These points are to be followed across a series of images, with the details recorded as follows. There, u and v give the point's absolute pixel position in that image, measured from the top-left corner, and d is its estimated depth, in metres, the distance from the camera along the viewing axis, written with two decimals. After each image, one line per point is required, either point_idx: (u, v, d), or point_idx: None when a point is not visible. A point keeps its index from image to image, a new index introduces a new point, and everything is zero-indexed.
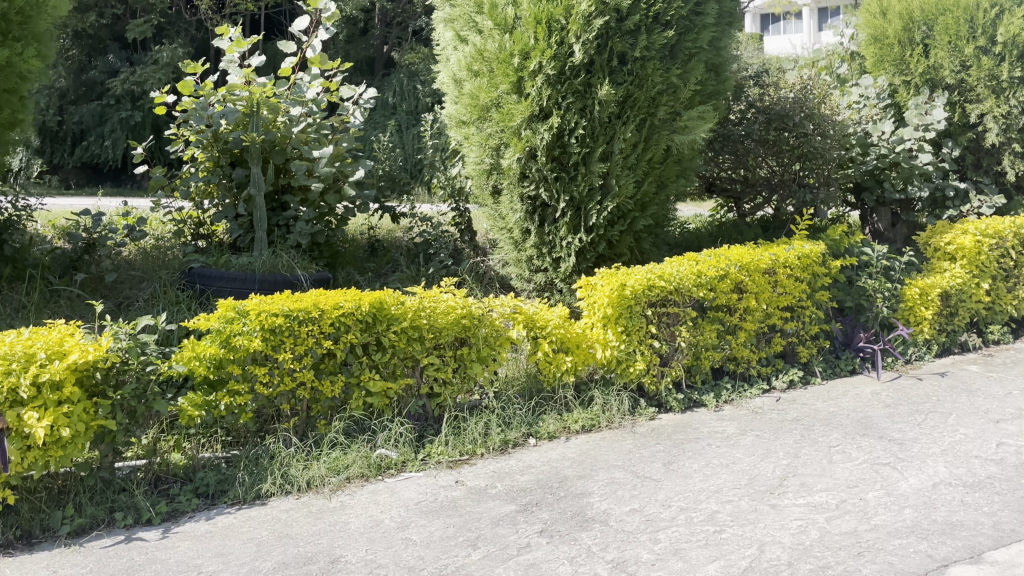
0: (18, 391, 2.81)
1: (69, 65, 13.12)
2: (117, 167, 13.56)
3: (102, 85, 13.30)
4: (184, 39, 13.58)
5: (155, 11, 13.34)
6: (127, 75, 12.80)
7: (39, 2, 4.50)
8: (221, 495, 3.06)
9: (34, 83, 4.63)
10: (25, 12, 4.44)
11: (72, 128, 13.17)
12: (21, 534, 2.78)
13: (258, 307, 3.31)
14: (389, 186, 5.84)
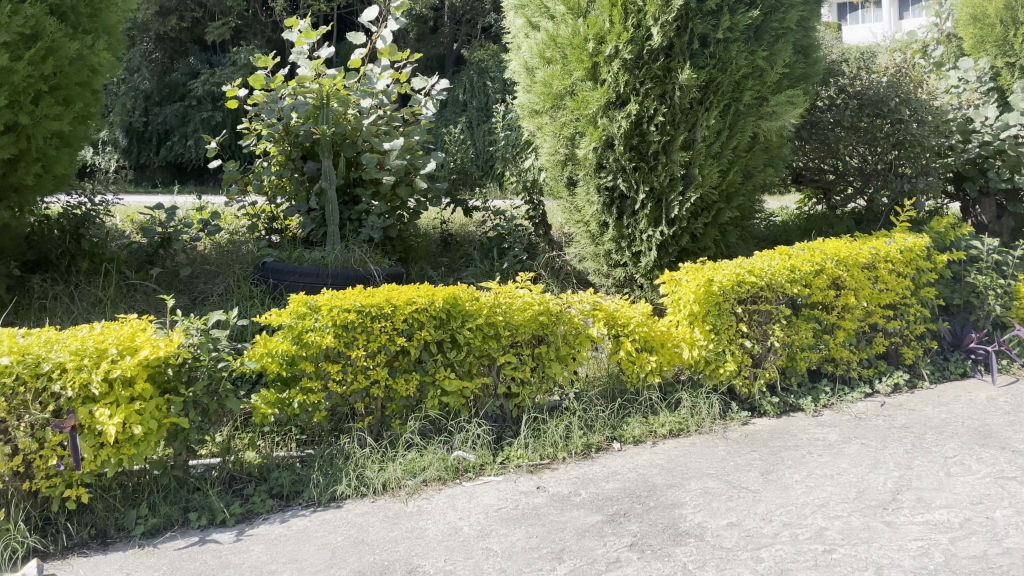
0: (90, 387, 2.76)
1: (153, 68, 13.47)
2: (198, 166, 13.85)
3: (184, 87, 13.61)
4: (261, 40, 13.81)
5: (233, 13, 13.63)
6: (207, 76, 13.08)
7: None
8: (295, 496, 2.96)
9: (107, 76, 4.68)
10: (95, 6, 4.52)
11: (156, 128, 13.49)
12: (97, 534, 2.75)
13: (330, 303, 3.24)
14: (461, 179, 5.71)
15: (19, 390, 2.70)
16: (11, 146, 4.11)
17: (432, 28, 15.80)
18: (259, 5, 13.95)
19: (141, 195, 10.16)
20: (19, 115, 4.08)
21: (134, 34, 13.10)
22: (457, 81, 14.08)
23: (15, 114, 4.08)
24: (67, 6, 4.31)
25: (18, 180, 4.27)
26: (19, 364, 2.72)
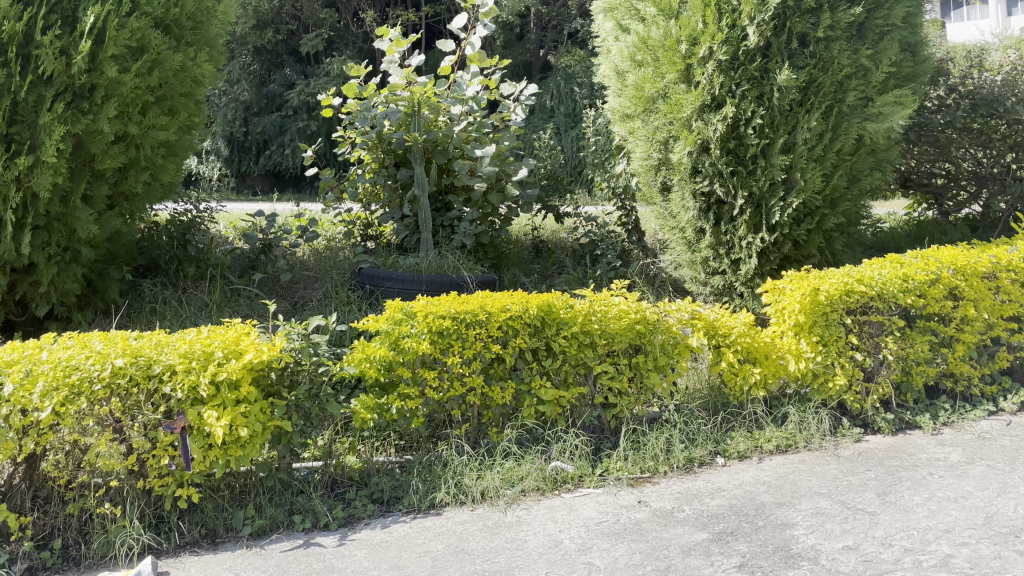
0: (198, 390, 2.83)
1: (252, 80, 13.96)
2: (295, 174, 14.27)
3: (281, 98, 14.05)
4: (352, 51, 14.16)
5: (325, 24, 14.06)
6: (302, 86, 13.48)
7: (208, 8, 4.77)
8: (395, 502, 2.97)
9: (208, 86, 4.88)
10: (196, 19, 4.71)
11: (255, 138, 13.98)
12: (206, 533, 2.82)
13: (425, 309, 3.24)
14: (551, 185, 5.66)
15: (132, 391, 2.79)
16: (121, 155, 4.29)
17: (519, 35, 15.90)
18: (350, 16, 14.34)
19: (243, 202, 10.51)
20: (129, 125, 4.24)
21: (233, 47, 13.70)
22: (544, 87, 14.10)
23: (124, 124, 4.24)
24: (171, 19, 4.48)
25: (128, 188, 4.45)
26: (132, 366, 2.80)
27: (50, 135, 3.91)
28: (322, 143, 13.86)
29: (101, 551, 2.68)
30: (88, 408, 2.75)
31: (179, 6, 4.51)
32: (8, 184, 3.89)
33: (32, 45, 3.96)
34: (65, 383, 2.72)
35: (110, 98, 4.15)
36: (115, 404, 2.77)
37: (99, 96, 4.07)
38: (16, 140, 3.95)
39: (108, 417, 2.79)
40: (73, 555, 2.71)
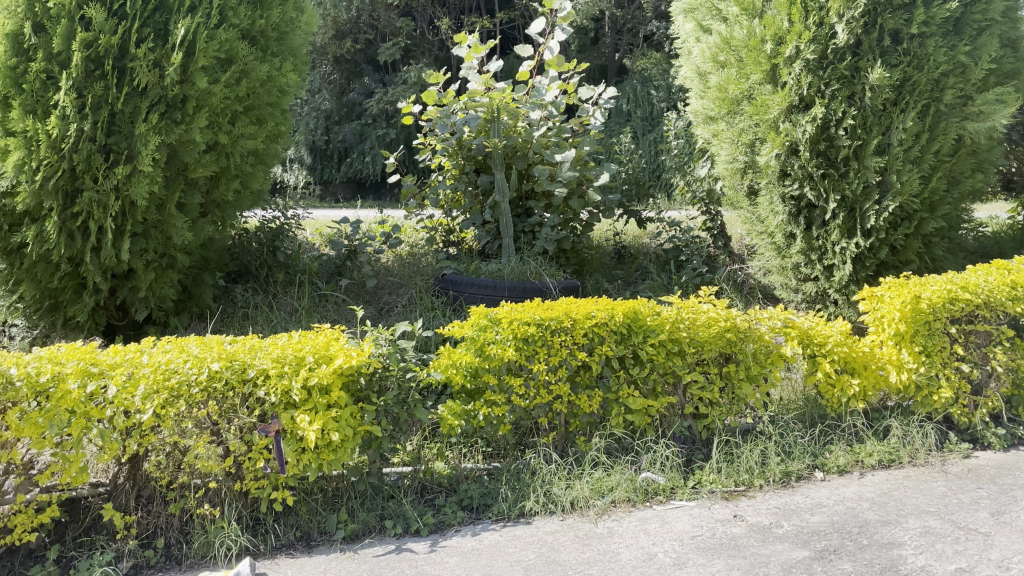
0: (291, 394, 2.87)
1: (332, 89, 14.26)
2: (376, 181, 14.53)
3: (360, 106, 14.33)
4: (429, 58, 14.37)
5: (402, 33, 14.33)
6: (380, 94, 13.71)
7: (291, 19, 4.90)
8: (484, 509, 2.96)
9: (294, 96, 4.98)
10: (281, 30, 4.85)
11: (338, 146, 14.20)
12: (301, 536, 2.86)
13: (510, 315, 3.25)
14: (633, 190, 5.57)
15: (228, 394, 2.86)
16: (213, 164, 4.42)
17: (594, 39, 15.86)
18: (426, 24, 14.59)
19: (329, 210, 10.75)
20: (219, 135, 4.37)
21: (314, 57, 14.08)
22: (620, 91, 14.00)
23: (215, 133, 4.38)
24: (258, 31, 4.62)
25: (220, 196, 4.59)
26: (227, 370, 2.87)
27: (146, 144, 4.06)
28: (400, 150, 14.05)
29: (201, 551, 2.74)
30: (187, 411, 2.83)
31: (264, 17, 4.66)
32: (108, 193, 4.08)
33: (127, 58, 4.10)
34: (164, 385, 2.79)
35: (201, 108, 4.29)
36: (212, 407, 2.84)
37: (191, 107, 4.21)
38: (114, 150, 4.11)
39: (205, 420, 2.86)
40: (175, 554, 2.78)
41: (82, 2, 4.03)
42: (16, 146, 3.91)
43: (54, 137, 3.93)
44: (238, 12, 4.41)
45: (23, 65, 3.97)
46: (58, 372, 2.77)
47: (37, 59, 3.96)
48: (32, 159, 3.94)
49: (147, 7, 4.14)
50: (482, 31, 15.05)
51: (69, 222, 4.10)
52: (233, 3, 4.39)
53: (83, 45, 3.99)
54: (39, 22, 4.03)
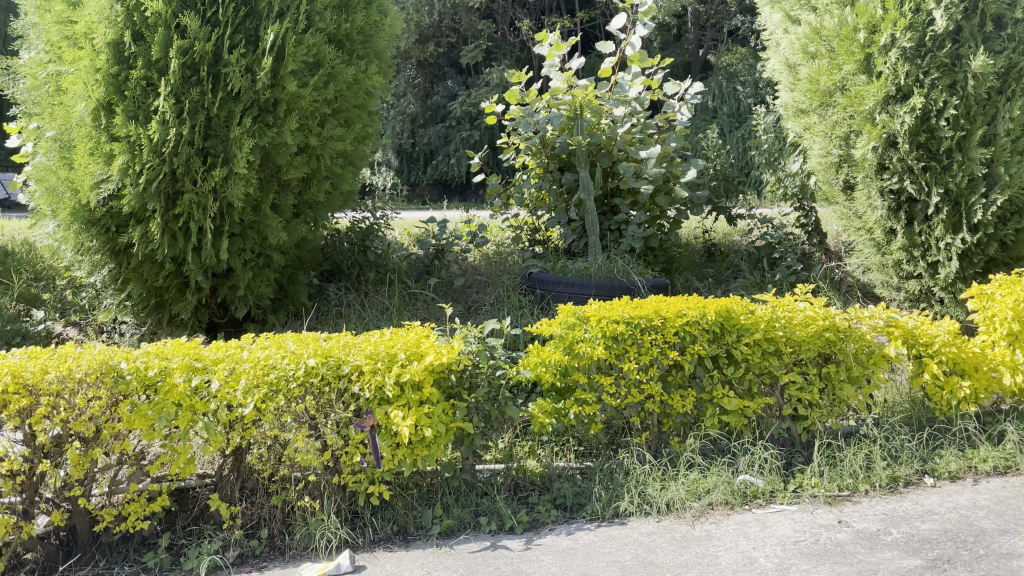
0: (384, 390, 2.92)
1: (416, 92, 14.49)
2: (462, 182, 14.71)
3: (445, 108, 14.55)
4: (511, 59, 14.84)
5: (483, 35, 14.49)
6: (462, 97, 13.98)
7: (375, 22, 4.97)
8: (578, 508, 2.95)
9: (380, 97, 5.06)
10: (366, 33, 4.92)
11: (423, 148, 14.46)
12: (398, 529, 2.91)
13: (599, 313, 3.23)
14: (722, 186, 5.46)
15: (324, 390, 2.92)
16: (304, 166, 4.54)
17: (677, 36, 15.70)
18: (507, 25, 14.72)
19: (419, 212, 10.97)
20: (309, 137, 4.48)
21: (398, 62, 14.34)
22: (706, 88, 13.80)
23: (305, 136, 4.49)
24: (343, 34, 4.71)
25: (311, 197, 4.71)
26: (323, 366, 2.93)
27: (241, 147, 4.19)
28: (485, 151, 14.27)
29: (304, 542, 2.82)
30: (286, 405, 2.90)
31: (350, 21, 4.74)
32: (206, 194, 4.23)
33: (221, 63, 4.23)
34: (264, 380, 2.86)
35: (292, 111, 4.41)
36: (309, 402, 2.90)
37: (282, 110, 4.33)
38: (211, 153, 4.26)
39: (304, 415, 2.92)
40: (279, 544, 2.87)
41: (177, 10, 4.17)
42: (121, 150, 4.12)
43: (155, 142, 4.12)
44: (324, 16, 4.51)
45: (125, 73, 4.16)
46: (164, 366, 2.87)
47: (138, 66, 4.14)
48: (136, 163, 4.13)
49: (238, 13, 4.27)
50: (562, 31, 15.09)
51: (171, 223, 4.27)
52: (320, 8, 4.49)
53: (180, 52, 4.14)
54: (138, 31, 4.20)
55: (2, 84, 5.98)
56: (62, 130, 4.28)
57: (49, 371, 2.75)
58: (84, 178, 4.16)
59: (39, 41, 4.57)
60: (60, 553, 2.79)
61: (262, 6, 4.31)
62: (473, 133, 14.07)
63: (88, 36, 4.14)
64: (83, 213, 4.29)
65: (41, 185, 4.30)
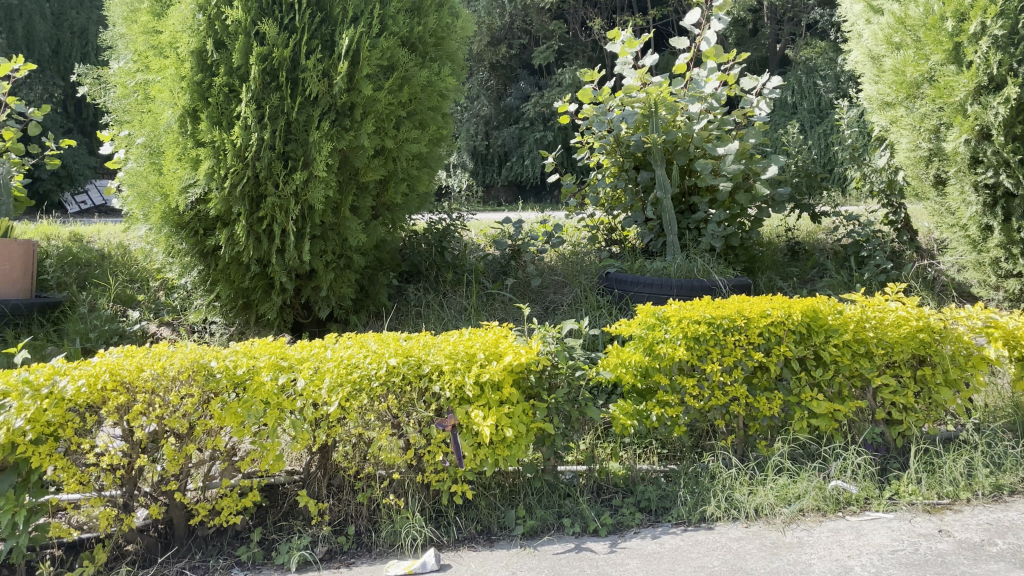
0: (465, 389, 2.93)
1: (490, 95, 15.27)
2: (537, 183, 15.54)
3: (514, 108, 15.06)
4: (582, 59, 15.00)
5: (555, 35, 14.96)
6: (534, 96, 14.32)
7: (448, 24, 5.00)
8: (663, 512, 2.92)
9: (454, 99, 5.09)
10: (438, 35, 4.96)
11: (498, 150, 15.34)
12: (482, 529, 2.93)
13: (679, 313, 3.18)
14: (805, 182, 5.31)
15: (406, 389, 2.95)
16: (381, 168, 4.61)
17: (751, 31, 15.76)
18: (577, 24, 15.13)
19: (496, 211, 11.43)
20: (385, 139, 4.54)
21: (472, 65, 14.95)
22: (786, 82, 14.10)
23: (382, 139, 4.55)
24: (416, 37, 4.76)
25: (389, 199, 4.77)
26: (404, 365, 2.96)
27: (320, 151, 4.28)
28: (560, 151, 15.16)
29: (390, 540, 2.86)
30: (369, 404, 2.93)
31: (422, 24, 4.78)
32: (288, 197, 4.33)
33: (299, 69, 4.31)
34: (348, 379, 2.91)
35: (368, 114, 4.48)
36: (392, 401, 2.93)
37: (358, 114, 4.40)
38: (291, 157, 4.35)
39: (386, 413, 2.96)
40: (366, 541, 2.92)
41: (256, 18, 4.26)
42: (207, 156, 4.25)
43: (238, 146, 4.23)
44: (397, 20, 4.56)
45: (208, 80, 4.29)
46: (252, 365, 2.94)
47: (220, 74, 4.26)
48: (221, 167, 4.25)
49: (315, 19, 4.34)
50: (633, 29, 15.10)
51: (255, 226, 4.39)
52: (393, 11, 4.53)
53: (259, 58, 4.24)
54: (220, 39, 4.32)
55: (94, 94, 6.25)
56: (152, 136, 4.49)
57: (144, 368, 2.84)
58: (174, 183, 4.34)
59: (130, 52, 4.75)
60: (159, 545, 2.89)
61: (338, 12, 4.38)
62: (546, 134, 14.54)
63: (174, 45, 4.28)
64: (172, 217, 4.46)
65: (134, 190, 4.52)
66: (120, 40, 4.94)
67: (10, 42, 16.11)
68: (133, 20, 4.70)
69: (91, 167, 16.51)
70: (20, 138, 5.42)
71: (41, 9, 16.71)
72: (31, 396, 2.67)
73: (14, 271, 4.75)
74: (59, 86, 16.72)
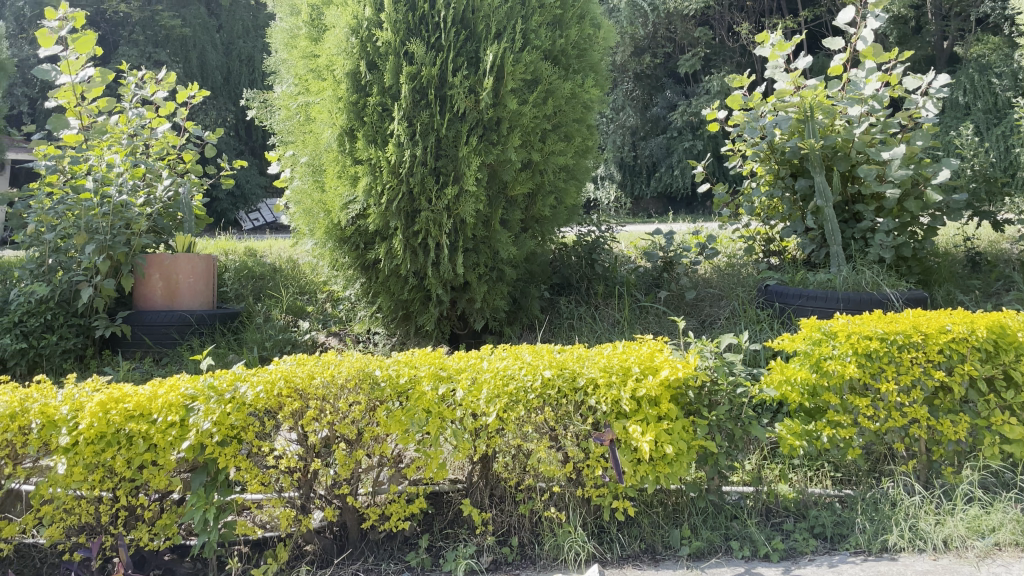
0: (621, 404, 2.88)
1: (635, 104, 16.41)
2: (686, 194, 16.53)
3: (666, 119, 16.38)
4: (730, 66, 15.98)
5: (702, 42, 15.89)
6: (684, 107, 15.65)
7: (590, 35, 4.98)
8: (840, 539, 2.80)
9: (598, 110, 5.09)
10: (580, 47, 4.95)
11: (646, 161, 16.54)
12: (646, 548, 2.89)
13: (847, 329, 3.04)
14: (985, 188, 4.96)
15: (562, 402, 2.93)
16: (528, 181, 4.65)
17: (914, 28, 15.22)
18: (725, 31, 16.05)
19: (649, 222, 11.71)
20: (532, 152, 4.59)
21: (617, 76, 16.37)
22: (956, 81, 13.64)
23: (529, 152, 4.61)
24: (558, 50, 4.77)
25: (537, 212, 4.82)
26: (560, 378, 2.95)
27: (469, 165, 4.37)
28: (707, 159, 15.84)
29: (553, 553, 2.87)
30: (526, 416, 2.94)
31: (564, 36, 4.79)
32: (441, 212, 4.45)
33: (447, 86, 4.43)
34: (504, 390, 2.93)
35: (514, 128, 4.53)
36: (548, 414, 2.93)
37: (505, 129, 4.46)
38: (442, 172, 4.47)
39: (543, 426, 2.95)
40: (530, 553, 2.94)
41: (405, 38, 4.43)
42: (364, 172, 4.44)
43: (392, 163, 4.38)
44: (539, 33, 4.59)
45: (362, 100, 4.48)
46: (414, 375, 3.01)
47: (374, 94, 4.44)
48: (378, 184, 4.43)
49: (460, 37, 4.44)
50: (784, 31, 14.81)
51: (411, 240, 4.55)
52: (534, 26, 4.57)
53: (409, 77, 4.39)
54: (372, 60, 4.50)
55: (262, 116, 6.70)
56: (313, 155, 4.73)
57: (316, 376, 2.97)
58: (336, 200, 4.58)
59: (292, 77, 5.09)
60: (335, 546, 3.02)
61: (482, 29, 4.47)
62: (696, 143, 15.76)
63: (331, 68, 4.52)
64: (335, 232, 4.70)
65: (301, 207, 4.81)
66: (282, 65, 5.30)
67: (188, 71, 17.78)
68: (294, 47, 5.04)
69: (262, 185, 18.55)
70: (198, 159, 5.89)
71: (213, 39, 18.31)
72: (216, 400, 2.85)
73: (200, 284, 5.16)
74: (230, 110, 18.25)
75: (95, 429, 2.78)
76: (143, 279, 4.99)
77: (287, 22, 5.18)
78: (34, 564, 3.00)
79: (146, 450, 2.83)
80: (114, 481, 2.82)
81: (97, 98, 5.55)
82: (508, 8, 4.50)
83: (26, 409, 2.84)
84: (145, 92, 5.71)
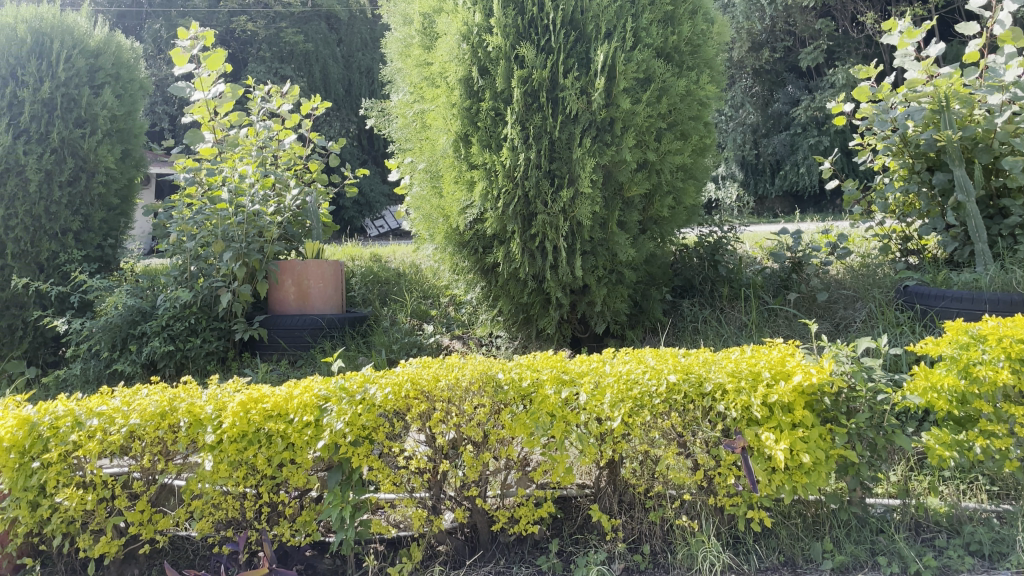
0: (752, 410, 2.77)
1: (754, 102, 16.20)
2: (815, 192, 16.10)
3: (787, 115, 16.11)
4: (854, 57, 15.29)
5: (823, 34, 15.32)
6: (807, 102, 15.14)
7: (705, 30, 4.84)
8: (1000, 558, 2.67)
9: (714, 106, 4.95)
10: (694, 42, 4.83)
11: (769, 159, 16.25)
12: (785, 560, 2.82)
13: (998, 332, 2.87)
14: None
15: (689, 407, 2.86)
16: (645, 182, 4.58)
17: None
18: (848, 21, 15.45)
19: (783, 224, 11.47)
20: (648, 152, 4.52)
21: (734, 72, 16.06)
22: None
23: (644, 152, 4.54)
24: (671, 48, 4.69)
25: (655, 213, 4.75)
26: (685, 383, 2.87)
27: (584, 167, 4.34)
28: (834, 155, 15.29)
29: (686, 563, 2.82)
30: (653, 421, 2.89)
31: (676, 33, 4.69)
32: (558, 214, 4.45)
33: (558, 88, 4.42)
34: (629, 395, 2.87)
35: (628, 128, 4.46)
36: (675, 419, 2.87)
37: (619, 129, 4.41)
38: (557, 175, 4.46)
39: (671, 432, 2.91)
40: (663, 562, 2.90)
41: (515, 42, 4.45)
42: (480, 177, 4.50)
43: (508, 168, 4.43)
44: (651, 31, 4.49)
45: (476, 105, 4.54)
46: (537, 378, 2.99)
47: (486, 99, 4.49)
48: (494, 187, 4.48)
49: (570, 39, 4.42)
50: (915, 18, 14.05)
51: (529, 243, 4.58)
52: (645, 23, 4.47)
53: (521, 81, 4.41)
54: (483, 65, 4.55)
55: (380, 125, 6.90)
56: (431, 161, 4.85)
57: (441, 378, 3.00)
58: (453, 205, 4.66)
59: (409, 86, 5.22)
60: (467, 548, 3.08)
61: (591, 29, 4.43)
62: (822, 139, 15.28)
63: (445, 75, 4.64)
64: (454, 236, 4.79)
65: (421, 213, 4.94)
66: (399, 75, 5.46)
67: (312, 85, 18.63)
68: (408, 56, 5.16)
69: (383, 193, 19.25)
70: (323, 168, 6.13)
71: (334, 53, 19.13)
72: (348, 401, 2.93)
73: (329, 289, 5.37)
74: (352, 121, 19.05)
75: (238, 428, 2.91)
76: (276, 285, 5.24)
77: (401, 32, 5.31)
78: (188, 555, 3.20)
79: (285, 449, 2.94)
80: (256, 478, 2.96)
81: (229, 113, 5.85)
82: (617, 7, 4.44)
83: (174, 408, 2.98)
84: (271, 106, 5.97)
